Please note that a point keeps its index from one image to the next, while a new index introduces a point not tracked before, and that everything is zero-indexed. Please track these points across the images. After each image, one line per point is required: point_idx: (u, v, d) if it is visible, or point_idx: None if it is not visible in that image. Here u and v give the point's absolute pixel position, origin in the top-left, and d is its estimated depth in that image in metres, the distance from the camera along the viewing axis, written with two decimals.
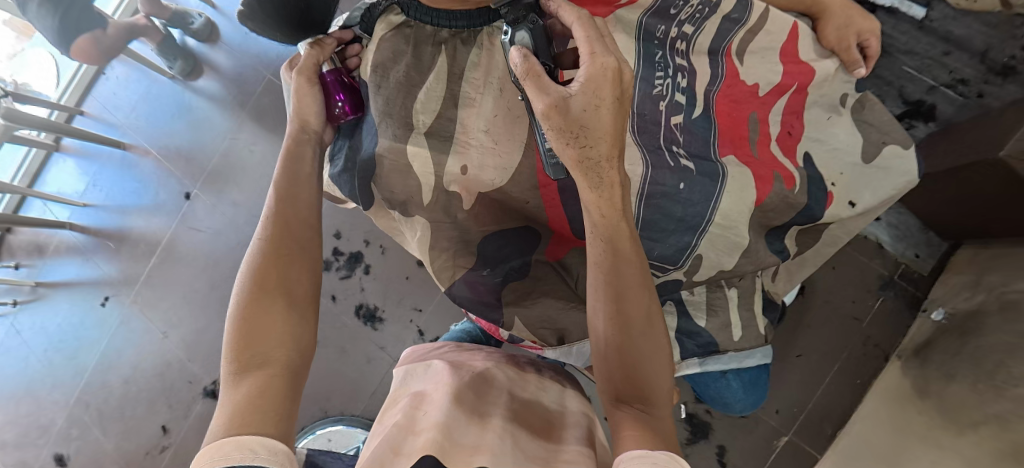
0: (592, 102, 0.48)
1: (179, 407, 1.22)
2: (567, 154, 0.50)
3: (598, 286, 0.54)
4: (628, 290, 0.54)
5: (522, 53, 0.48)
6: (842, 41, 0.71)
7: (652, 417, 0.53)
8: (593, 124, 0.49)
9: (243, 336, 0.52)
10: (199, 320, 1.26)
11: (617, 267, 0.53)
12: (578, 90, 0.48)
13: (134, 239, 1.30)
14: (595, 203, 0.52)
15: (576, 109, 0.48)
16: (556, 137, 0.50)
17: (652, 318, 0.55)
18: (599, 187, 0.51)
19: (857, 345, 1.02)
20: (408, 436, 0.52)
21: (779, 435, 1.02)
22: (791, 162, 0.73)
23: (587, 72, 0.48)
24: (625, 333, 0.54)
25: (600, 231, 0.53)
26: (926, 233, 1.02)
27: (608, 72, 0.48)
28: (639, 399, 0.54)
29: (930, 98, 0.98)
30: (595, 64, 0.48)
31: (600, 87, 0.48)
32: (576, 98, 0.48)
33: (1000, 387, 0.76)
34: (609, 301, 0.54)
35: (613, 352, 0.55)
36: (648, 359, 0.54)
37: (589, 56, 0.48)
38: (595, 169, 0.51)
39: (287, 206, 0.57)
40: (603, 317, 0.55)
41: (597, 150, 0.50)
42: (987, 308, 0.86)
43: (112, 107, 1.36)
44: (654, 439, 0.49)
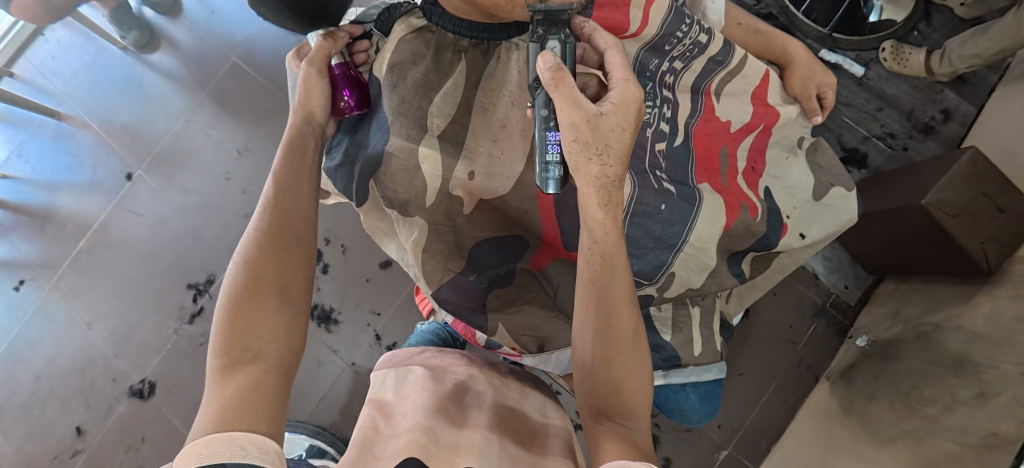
0: (620, 125, 0.54)
1: (98, 407, 1.13)
2: (586, 169, 0.54)
3: (589, 301, 0.55)
4: (618, 307, 0.55)
5: (554, 62, 0.49)
6: (805, 91, 0.78)
7: (632, 432, 0.54)
8: (616, 144, 0.54)
9: (234, 328, 0.50)
10: (130, 313, 1.17)
11: (605, 284, 0.55)
12: (611, 110, 0.53)
13: (61, 219, 1.20)
14: (600, 220, 0.55)
15: (605, 129, 0.53)
16: (580, 151, 0.53)
17: (638, 338, 0.56)
18: (608, 204, 0.55)
19: (792, 366, 1.11)
20: (387, 442, 0.51)
21: (720, 449, 1.09)
22: (754, 194, 0.79)
23: (619, 96, 0.54)
24: (610, 349, 0.55)
25: (601, 248, 0.55)
26: (854, 267, 1.14)
27: (634, 99, 0.54)
28: (621, 413, 0.55)
29: (863, 147, 1.11)
30: (627, 89, 0.54)
31: (627, 112, 0.54)
32: (608, 118, 0.53)
33: (913, 407, 0.87)
34: (597, 318, 0.55)
35: (599, 368, 0.56)
36: (634, 375, 0.55)
37: (622, 82, 0.54)
38: (610, 187, 0.55)
39: (287, 197, 0.55)
40: (591, 333, 0.56)
41: (613, 170, 0.55)
42: (904, 337, 0.97)
43: (48, 73, 1.25)
44: (634, 451, 0.52)
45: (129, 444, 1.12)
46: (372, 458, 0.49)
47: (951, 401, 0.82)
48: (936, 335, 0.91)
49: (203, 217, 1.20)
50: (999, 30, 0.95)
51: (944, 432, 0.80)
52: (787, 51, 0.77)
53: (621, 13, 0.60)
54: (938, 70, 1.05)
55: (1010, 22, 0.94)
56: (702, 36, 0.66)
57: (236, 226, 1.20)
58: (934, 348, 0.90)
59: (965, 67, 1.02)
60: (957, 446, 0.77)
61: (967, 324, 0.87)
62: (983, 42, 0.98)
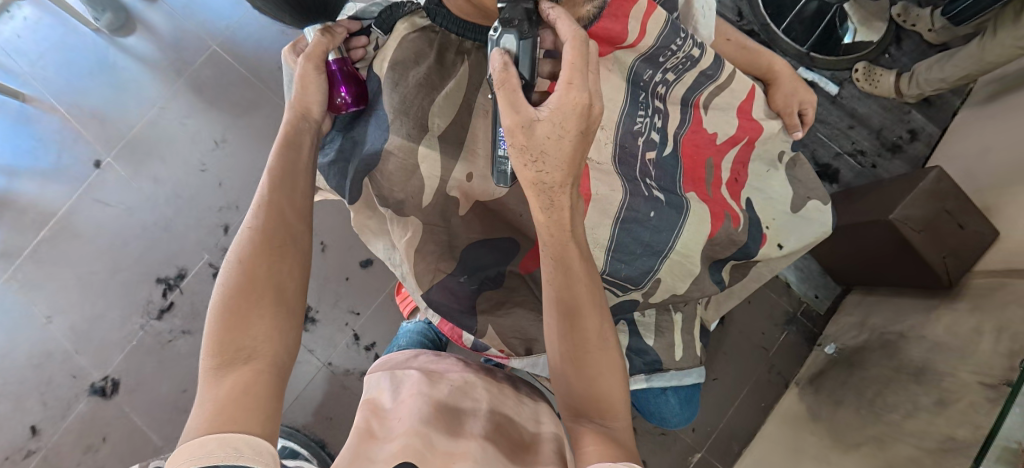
0: (557, 132, 0.49)
1: (55, 405, 1.08)
2: (523, 171, 0.51)
3: (551, 303, 0.56)
4: (582, 308, 0.55)
5: (503, 59, 0.47)
6: (788, 106, 0.81)
7: (613, 430, 0.55)
8: (552, 151, 0.49)
9: (229, 327, 0.49)
10: (94, 306, 1.12)
11: (568, 287, 0.55)
12: (547, 116, 0.48)
13: (23, 206, 1.14)
14: (546, 224, 0.53)
15: (540, 136, 0.49)
16: (516, 155, 0.50)
17: (604, 336, 0.56)
18: (549, 209, 0.52)
19: (763, 372, 1.15)
20: (382, 445, 0.51)
21: (693, 452, 1.12)
22: (737, 204, 0.82)
23: (559, 102, 0.48)
24: (578, 349, 0.56)
25: (551, 249, 0.55)
26: (824, 277, 1.18)
27: (576, 107, 0.48)
28: (600, 411, 0.56)
29: (835, 163, 1.17)
30: (568, 95, 0.48)
31: (568, 119, 0.49)
32: (543, 123, 0.48)
33: (878, 413, 0.91)
34: (561, 318, 0.56)
35: (568, 367, 0.57)
36: (602, 377, 0.56)
37: (565, 87, 0.48)
38: (547, 192, 0.52)
39: (283, 194, 0.54)
40: (557, 334, 0.56)
41: (551, 176, 0.51)
42: (870, 345, 1.01)
43: (13, 52, 1.19)
44: (616, 450, 0.52)
45: (88, 444, 1.07)
46: (367, 461, 0.49)
47: (913, 407, 0.86)
48: (901, 344, 0.95)
49: (175, 209, 1.17)
50: (964, 56, 1.01)
51: (906, 437, 0.84)
52: (772, 68, 0.80)
53: (620, 24, 0.61)
54: (907, 91, 1.11)
55: (974, 49, 0.99)
56: (695, 50, 0.67)
57: (210, 219, 1.17)
58: (898, 357, 0.94)
59: (931, 90, 1.08)
60: (916, 450, 0.81)
61: (929, 333, 0.92)
62: (948, 67, 1.03)
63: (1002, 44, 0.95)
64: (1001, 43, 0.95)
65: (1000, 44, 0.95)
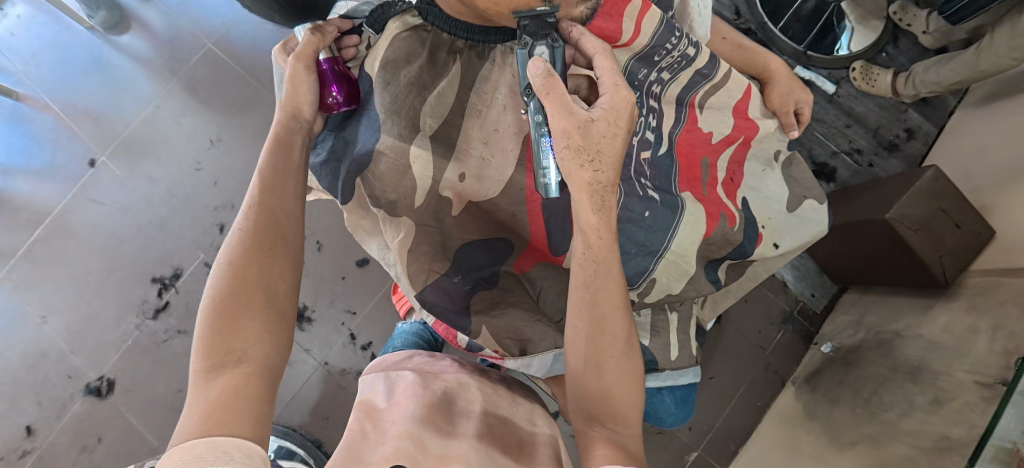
0: (611, 131, 0.54)
1: (50, 406, 1.08)
2: (578, 176, 0.54)
3: (582, 308, 0.56)
4: (609, 313, 0.56)
5: (545, 68, 0.50)
6: (784, 105, 0.81)
7: (622, 437, 0.56)
8: (607, 149, 0.54)
9: (219, 330, 0.49)
10: (89, 306, 1.12)
11: (599, 290, 0.55)
12: (602, 115, 0.53)
13: (17, 206, 1.14)
14: (595, 226, 0.55)
15: (597, 135, 0.53)
16: (572, 158, 0.53)
17: (631, 342, 0.57)
18: (601, 209, 0.55)
19: (760, 371, 1.15)
20: (374, 447, 0.51)
21: (689, 451, 1.12)
22: (732, 204, 0.82)
23: (609, 101, 0.54)
24: (600, 354, 0.56)
25: (593, 253, 0.55)
26: (821, 276, 1.18)
27: (626, 103, 0.54)
28: (612, 418, 0.57)
29: (832, 162, 1.17)
30: (617, 94, 0.54)
31: (620, 117, 0.54)
32: (599, 123, 0.53)
33: (874, 412, 0.91)
34: (591, 324, 0.56)
35: (588, 373, 0.56)
36: (624, 381, 0.57)
37: (612, 87, 0.54)
38: (602, 192, 0.55)
39: (273, 196, 0.53)
40: (584, 339, 0.56)
41: (604, 175, 0.55)
42: (866, 344, 1.01)
43: (6, 50, 1.18)
44: (623, 456, 0.53)
45: (83, 444, 1.07)
46: (359, 462, 0.49)
47: (908, 406, 0.86)
48: (897, 343, 0.95)
49: (170, 209, 1.16)
50: (960, 62, 1.01)
51: (901, 436, 0.84)
52: (767, 67, 0.80)
53: (614, 23, 0.61)
54: (903, 91, 1.10)
55: (970, 56, 0.99)
56: (690, 49, 0.67)
57: (205, 219, 1.16)
58: (894, 356, 0.94)
59: (926, 92, 1.07)
60: (912, 449, 0.81)
61: (925, 332, 0.92)
62: (943, 71, 1.03)
63: (997, 54, 0.96)
64: (996, 51, 0.95)
65: (994, 53, 0.96)
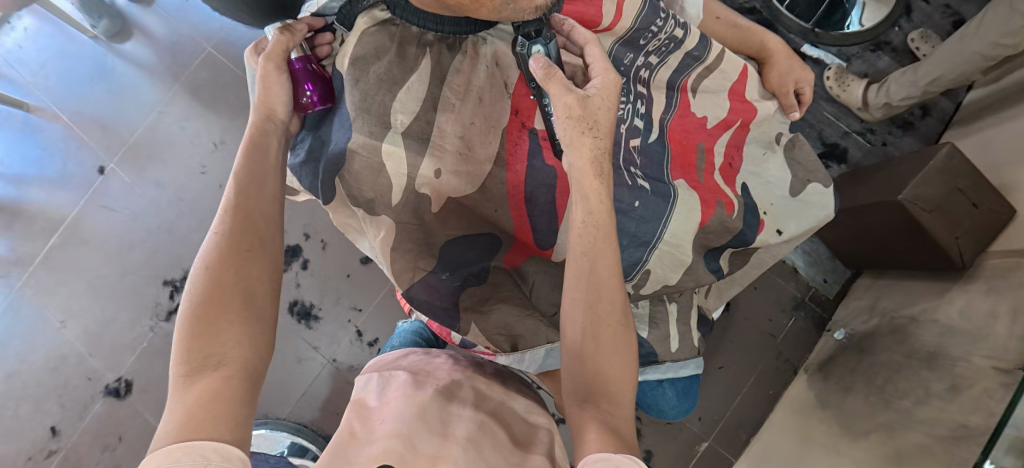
0: (607, 105, 0.56)
1: (72, 407, 1.10)
2: (580, 144, 0.55)
3: (579, 277, 0.55)
4: (605, 279, 0.55)
5: (546, 63, 0.54)
6: (782, 86, 0.78)
7: (615, 419, 0.53)
8: (603, 119, 0.56)
9: (198, 334, 0.49)
10: (105, 311, 1.14)
11: (597, 257, 0.55)
12: (596, 92, 0.55)
13: (31, 214, 1.16)
14: (597, 192, 0.55)
15: (593, 108, 0.55)
16: (572, 127, 0.55)
17: (628, 314, 0.56)
18: (602, 176, 0.56)
19: (771, 359, 1.13)
20: (363, 448, 0.50)
21: (700, 441, 1.10)
22: (732, 191, 0.79)
23: (602, 82, 0.56)
24: (598, 323, 0.55)
25: (594, 219, 0.55)
26: (833, 261, 1.15)
27: (616, 85, 0.57)
28: (606, 397, 0.54)
29: (843, 142, 1.14)
30: (610, 75, 0.56)
31: (612, 92, 0.56)
32: (595, 98, 0.55)
33: (888, 400, 0.88)
34: (587, 292, 0.55)
35: (584, 343, 0.55)
36: (617, 354, 0.55)
37: (603, 71, 0.56)
38: (602, 158, 0.56)
39: (249, 198, 0.53)
40: (580, 307, 0.55)
41: (603, 143, 0.56)
42: (880, 330, 0.98)
43: (15, 62, 1.20)
44: (616, 442, 0.50)
45: (105, 443, 1.09)
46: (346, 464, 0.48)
47: (924, 394, 0.83)
48: (912, 328, 0.92)
49: (178, 212, 1.18)
50: (942, 55, 0.96)
51: (917, 425, 0.81)
52: (765, 46, 0.77)
53: (594, 7, 0.59)
54: (874, 100, 1.07)
55: (955, 43, 0.94)
56: (677, 31, 0.65)
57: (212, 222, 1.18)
58: (909, 342, 0.91)
59: (898, 100, 1.03)
60: (927, 438, 0.78)
61: (941, 317, 0.88)
62: (921, 71, 0.99)
63: (983, 40, 0.90)
64: (982, 39, 0.90)
65: (981, 40, 0.90)
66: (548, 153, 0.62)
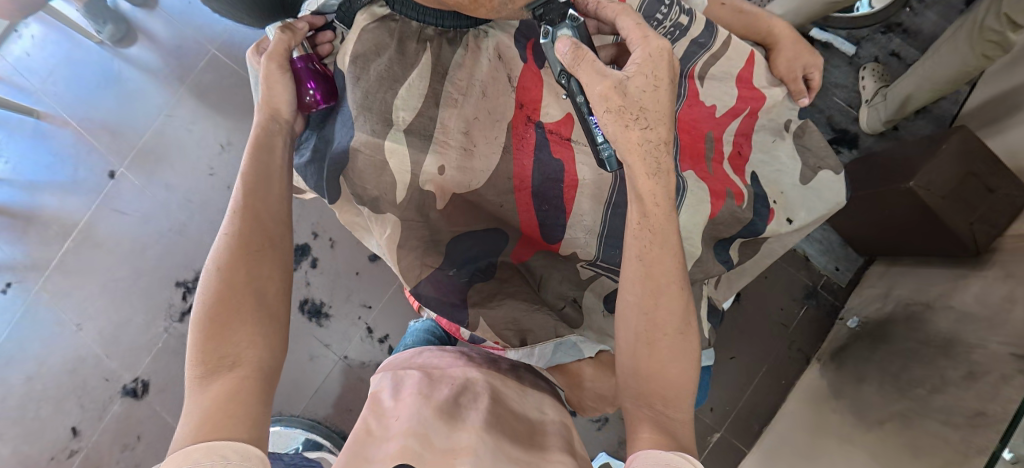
0: (651, 83, 0.52)
1: (92, 408, 1.12)
2: (626, 137, 0.52)
3: (635, 280, 0.54)
4: (651, 292, 0.54)
5: (572, 43, 0.51)
6: (791, 72, 0.76)
7: (671, 421, 0.53)
8: (650, 104, 0.53)
9: (211, 335, 0.48)
10: (121, 312, 1.15)
11: (654, 262, 0.53)
12: (636, 71, 0.52)
13: (46, 220, 1.17)
14: (651, 191, 0.53)
15: (636, 93, 0.52)
16: (613, 121, 0.52)
17: (688, 321, 0.55)
18: (657, 173, 0.53)
19: (783, 349, 1.13)
20: (380, 444, 0.49)
21: (712, 431, 1.11)
22: (741, 180, 0.77)
23: (643, 54, 0.53)
24: (653, 331, 0.54)
25: (650, 222, 0.53)
26: (845, 249, 1.15)
27: (660, 53, 0.53)
28: (661, 399, 0.54)
29: (853, 128, 1.16)
30: (649, 45, 0.53)
31: (658, 68, 0.53)
32: (635, 80, 0.52)
33: (902, 389, 0.87)
34: (640, 295, 0.54)
35: (641, 346, 0.54)
36: (676, 360, 0.54)
37: (643, 40, 0.53)
38: (654, 152, 0.53)
39: (257, 199, 0.53)
40: (636, 311, 0.54)
41: (655, 133, 0.53)
42: (895, 317, 0.97)
43: (24, 70, 1.22)
44: (669, 441, 0.51)
45: (124, 442, 1.11)
46: (364, 461, 0.47)
47: (940, 381, 0.82)
48: (928, 315, 0.90)
49: (188, 214, 1.19)
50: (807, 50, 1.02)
51: (932, 412, 0.79)
52: (772, 32, 0.75)
53: None
54: None
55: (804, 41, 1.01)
56: (682, 18, 0.67)
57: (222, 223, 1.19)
58: (924, 330, 0.90)
59: None
60: (943, 426, 0.76)
61: (957, 303, 0.87)
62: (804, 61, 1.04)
63: None
64: None
65: None
66: (554, 147, 0.63)
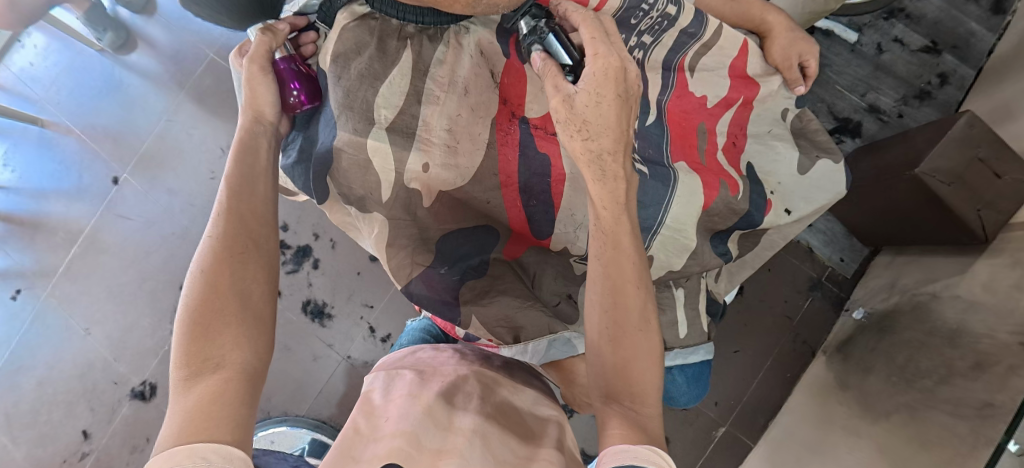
0: (596, 99, 0.50)
1: (102, 411, 1.13)
2: (572, 147, 0.52)
3: (596, 280, 0.53)
4: (625, 285, 0.53)
5: (541, 56, 0.52)
6: (786, 59, 0.74)
7: (640, 416, 0.52)
8: (595, 118, 0.51)
9: (195, 338, 0.48)
10: (127, 316, 1.17)
11: (617, 268, 0.53)
12: (582, 87, 0.50)
13: (52, 227, 1.19)
14: (599, 196, 0.53)
15: (580, 107, 0.51)
16: (562, 131, 0.52)
17: (648, 317, 0.54)
18: (602, 179, 0.52)
19: (788, 342, 1.11)
20: (369, 444, 0.48)
21: (717, 426, 1.10)
22: (736, 171, 0.76)
23: (592, 70, 0.50)
24: (620, 329, 0.53)
25: (602, 224, 0.53)
26: (850, 240, 1.13)
27: (609, 70, 0.50)
28: (631, 396, 0.53)
29: (857, 116, 1.13)
30: (601, 61, 0.50)
31: (603, 85, 0.50)
32: (580, 95, 0.50)
33: (909, 381, 0.85)
34: (616, 295, 0.53)
35: (605, 348, 0.54)
36: (641, 357, 0.53)
37: (593, 57, 0.50)
38: (599, 161, 0.52)
39: (242, 200, 0.53)
40: (598, 310, 0.53)
41: (601, 143, 0.52)
42: (901, 308, 0.95)
43: (29, 80, 1.23)
44: (639, 434, 0.50)
45: (135, 444, 1.12)
46: (352, 461, 0.46)
47: (947, 372, 0.80)
48: (934, 305, 0.88)
49: (191, 218, 1.21)
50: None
51: (940, 404, 0.78)
52: (764, 20, 0.74)
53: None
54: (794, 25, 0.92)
55: None
56: (670, 8, 0.65)
57: None
58: (931, 320, 0.88)
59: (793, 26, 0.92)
60: (951, 418, 0.74)
61: (964, 292, 0.85)
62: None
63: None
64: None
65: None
66: (540, 142, 0.62)
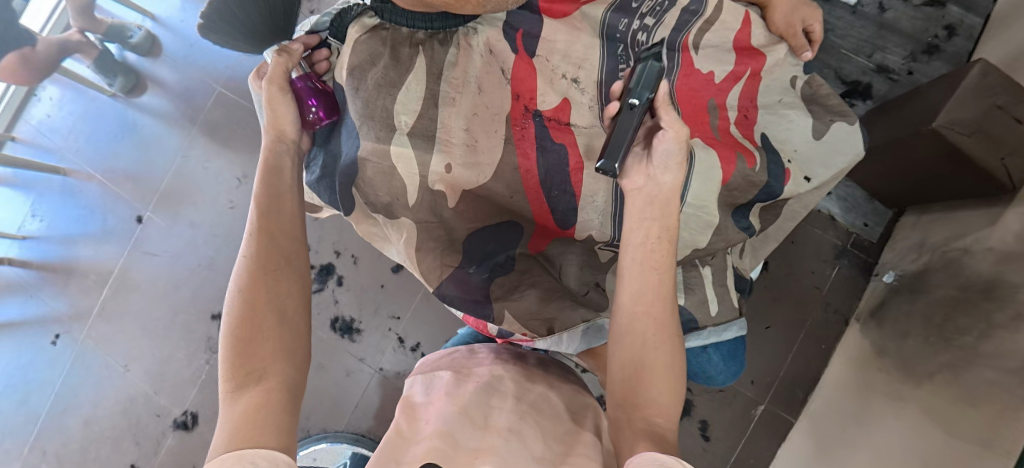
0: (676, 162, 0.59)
1: (147, 444, 1.16)
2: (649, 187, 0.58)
3: (642, 291, 0.57)
4: (666, 299, 0.57)
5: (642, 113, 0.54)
6: (790, 26, 0.74)
7: (660, 428, 0.54)
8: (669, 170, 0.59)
9: (237, 353, 0.50)
10: (162, 349, 1.19)
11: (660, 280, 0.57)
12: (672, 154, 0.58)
13: (83, 270, 1.21)
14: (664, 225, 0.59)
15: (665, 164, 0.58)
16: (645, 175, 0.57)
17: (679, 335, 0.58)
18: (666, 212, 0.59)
19: (819, 313, 1.10)
20: (412, 445, 0.49)
21: (756, 404, 1.09)
22: (751, 143, 0.76)
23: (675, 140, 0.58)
24: (659, 336, 0.57)
25: (660, 246, 0.58)
26: (872, 203, 1.11)
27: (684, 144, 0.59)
28: (655, 410, 0.55)
29: (865, 79, 1.13)
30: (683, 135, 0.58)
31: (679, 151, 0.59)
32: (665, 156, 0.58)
33: (948, 339, 0.83)
34: (660, 307, 0.57)
35: (645, 355, 0.57)
36: (672, 372, 0.57)
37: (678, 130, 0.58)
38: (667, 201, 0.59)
39: (272, 217, 0.54)
40: (643, 319, 0.57)
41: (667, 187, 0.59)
42: (932, 266, 0.94)
43: (48, 131, 1.20)
44: None
45: None
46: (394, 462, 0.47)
47: (987, 326, 0.77)
48: (966, 260, 0.87)
49: (215, 248, 1.23)
50: None
51: (982, 360, 0.76)
52: None
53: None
54: None
55: None
56: None
57: None
58: (963, 275, 0.86)
59: None
60: (996, 372, 0.72)
61: (995, 244, 0.83)
62: None
63: None
64: None
65: None
66: (554, 133, 0.63)
